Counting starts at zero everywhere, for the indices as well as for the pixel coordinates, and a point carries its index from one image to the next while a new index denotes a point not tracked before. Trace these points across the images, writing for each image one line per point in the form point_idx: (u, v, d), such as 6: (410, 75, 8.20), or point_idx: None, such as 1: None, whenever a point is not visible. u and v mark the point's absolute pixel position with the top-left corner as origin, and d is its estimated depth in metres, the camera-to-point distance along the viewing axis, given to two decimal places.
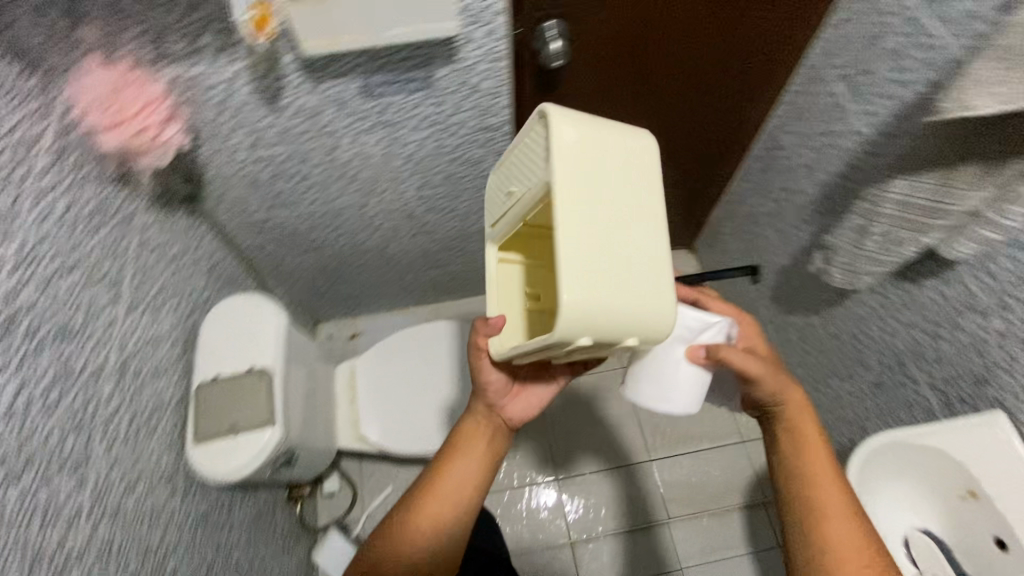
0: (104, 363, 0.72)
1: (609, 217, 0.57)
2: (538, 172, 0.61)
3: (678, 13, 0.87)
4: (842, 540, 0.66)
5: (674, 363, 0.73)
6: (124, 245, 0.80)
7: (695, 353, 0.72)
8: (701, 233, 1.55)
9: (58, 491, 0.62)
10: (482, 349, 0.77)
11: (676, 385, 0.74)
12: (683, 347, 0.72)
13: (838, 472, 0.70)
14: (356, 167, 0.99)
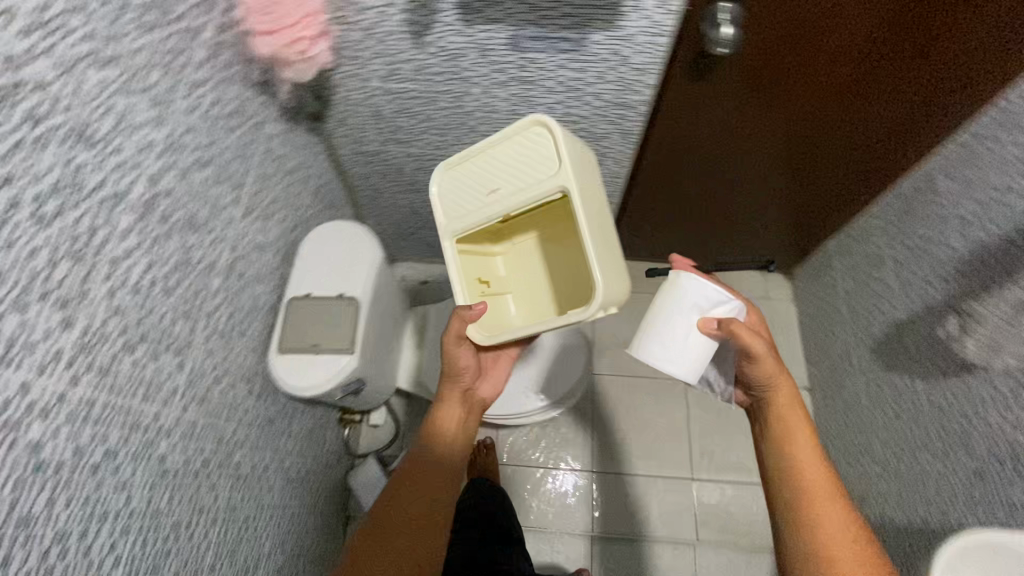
0: (217, 260, 0.75)
1: (597, 216, 0.79)
2: (526, 175, 0.79)
3: (863, 16, 0.77)
4: (830, 517, 0.76)
5: (685, 331, 0.86)
6: (252, 151, 0.82)
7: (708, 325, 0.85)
8: (806, 261, 1.45)
9: (162, 369, 0.66)
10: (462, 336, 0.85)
11: (684, 353, 0.87)
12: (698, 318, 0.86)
13: (816, 450, 0.83)
14: (478, 119, 0.96)
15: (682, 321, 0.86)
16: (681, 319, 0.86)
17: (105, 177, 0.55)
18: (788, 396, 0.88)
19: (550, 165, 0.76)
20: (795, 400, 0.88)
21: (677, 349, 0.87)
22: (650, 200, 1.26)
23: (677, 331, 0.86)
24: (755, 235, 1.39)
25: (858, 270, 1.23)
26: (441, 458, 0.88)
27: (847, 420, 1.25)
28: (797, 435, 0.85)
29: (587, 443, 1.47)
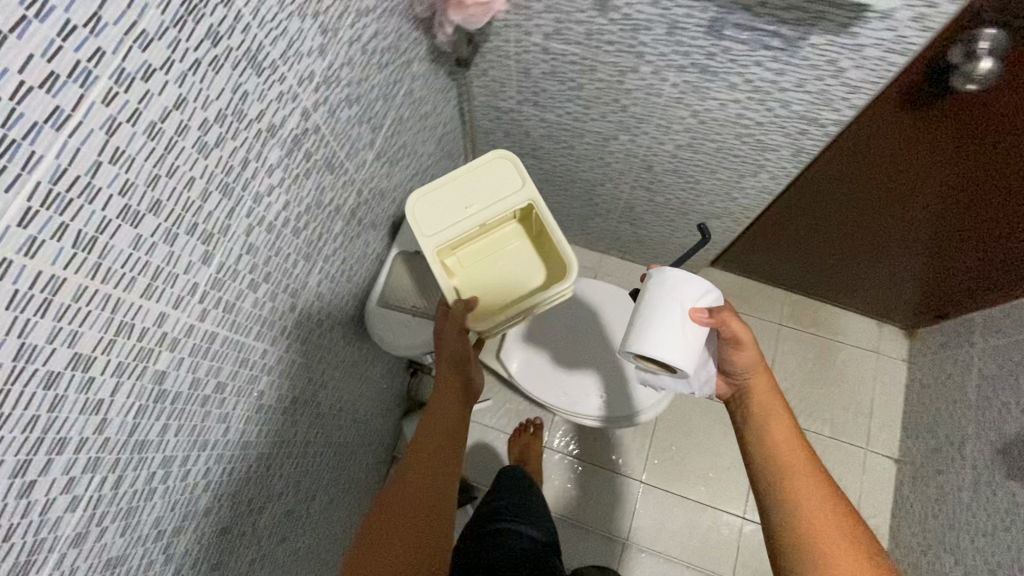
0: (343, 203, 0.72)
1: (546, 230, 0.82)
2: (491, 191, 0.79)
3: None
4: (808, 498, 0.63)
5: (671, 317, 0.65)
6: (395, 91, 0.76)
7: (702, 315, 0.65)
8: (932, 324, 1.32)
9: (278, 308, 0.64)
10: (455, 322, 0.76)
11: (683, 343, 0.65)
12: (688, 306, 0.65)
13: (801, 443, 0.68)
14: (634, 100, 0.86)
15: (668, 305, 0.65)
16: (667, 306, 0.65)
17: (265, 107, 0.51)
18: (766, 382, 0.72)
19: (513, 181, 0.80)
20: (768, 379, 0.72)
21: (676, 339, 0.64)
22: (782, 228, 1.17)
23: (667, 320, 0.65)
24: (885, 282, 1.26)
25: (1007, 354, 1.07)
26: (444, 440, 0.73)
27: (937, 510, 1.13)
28: (780, 424, 0.69)
29: (629, 447, 1.36)
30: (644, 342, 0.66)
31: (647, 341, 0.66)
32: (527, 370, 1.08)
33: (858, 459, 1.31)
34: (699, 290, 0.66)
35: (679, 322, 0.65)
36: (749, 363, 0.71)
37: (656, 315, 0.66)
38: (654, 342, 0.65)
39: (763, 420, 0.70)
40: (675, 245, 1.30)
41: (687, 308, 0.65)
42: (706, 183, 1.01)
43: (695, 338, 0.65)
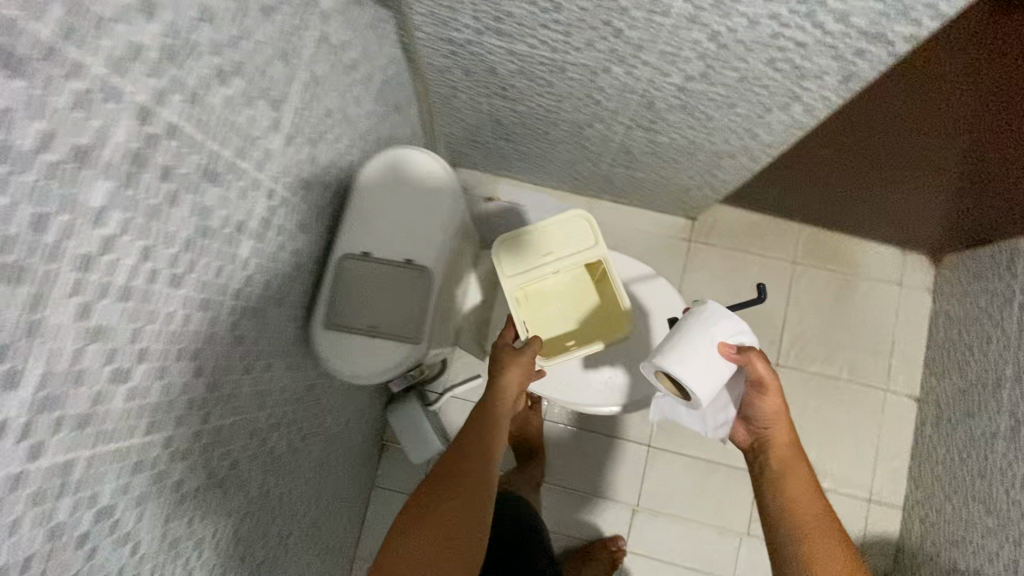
0: (248, 215, 0.52)
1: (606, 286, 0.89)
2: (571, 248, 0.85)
3: None
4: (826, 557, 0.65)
5: (702, 347, 0.65)
6: (299, 43, 0.54)
7: (730, 350, 0.67)
8: (965, 248, 1.18)
9: (176, 382, 0.47)
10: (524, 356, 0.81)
11: (713, 373, 0.66)
12: (718, 339, 0.66)
13: (819, 501, 0.70)
14: (632, 22, 0.63)
15: (701, 337, 0.65)
16: (698, 337, 0.65)
17: (55, 123, 0.31)
18: (786, 429, 0.75)
19: (584, 238, 0.83)
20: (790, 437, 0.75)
21: (698, 367, 0.64)
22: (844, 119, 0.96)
23: (697, 349, 0.65)
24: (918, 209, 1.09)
25: None
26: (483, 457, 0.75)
27: (965, 455, 1.06)
28: (796, 470, 0.73)
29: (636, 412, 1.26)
30: (666, 362, 0.65)
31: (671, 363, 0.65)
32: None
33: (877, 401, 1.23)
34: (732, 326, 0.67)
35: (706, 353, 0.65)
36: (771, 409, 0.74)
37: (685, 343, 0.66)
38: (676, 364, 0.64)
39: (779, 464, 0.74)
40: (678, 186, 1.11)
41: (718, 340, 0.66)
42: (722, 120, 0.81)
43: (717, 370, 0.66)
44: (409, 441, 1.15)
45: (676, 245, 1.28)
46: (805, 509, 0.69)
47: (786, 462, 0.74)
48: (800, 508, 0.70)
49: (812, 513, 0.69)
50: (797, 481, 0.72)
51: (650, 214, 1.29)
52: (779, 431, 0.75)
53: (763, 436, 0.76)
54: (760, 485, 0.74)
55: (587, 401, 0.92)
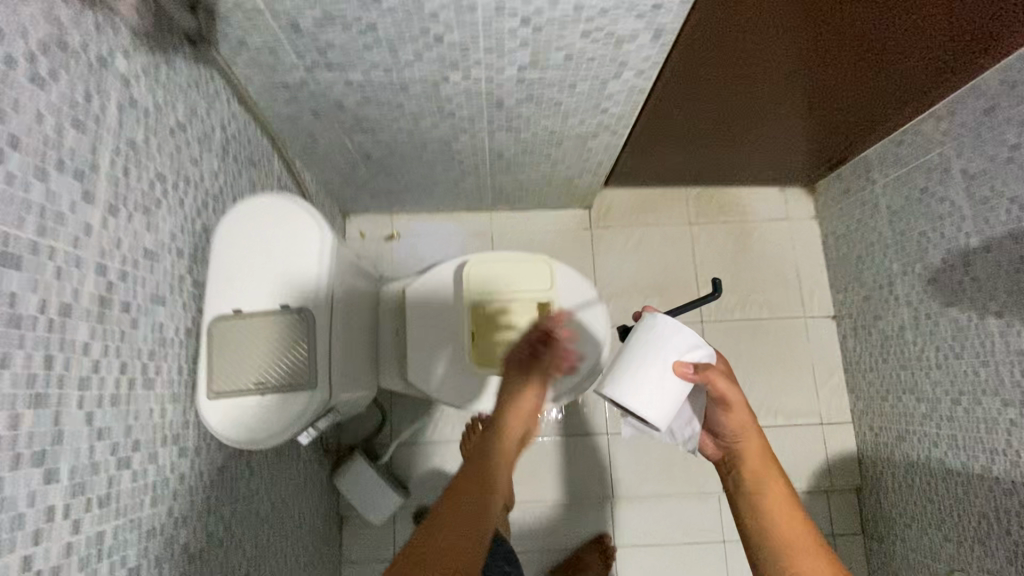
0: (76, 296, 0.48)
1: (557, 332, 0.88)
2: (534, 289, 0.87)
3: None
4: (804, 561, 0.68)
5: (657, 372, 0.67)
6: (99, 111, 0.51)
7: (686, 370, 0.67)
8: (830, 172, 1.27)
9: (15, 495, 0.42)
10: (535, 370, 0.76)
11: (666, 395, 0.67)
12: (673, 359, 0.67)
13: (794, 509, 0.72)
14: (446, 25, 0.65)
15: (652, 361, 0.67)
16: (651, 360, 0.67)
17: None
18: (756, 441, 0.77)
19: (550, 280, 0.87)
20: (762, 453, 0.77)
21: (649, 391, 0.67)
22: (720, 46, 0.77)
23: (649, 369, 0.67)
24: (776, 148, 1.17)
25: (913, 182, 1.02)
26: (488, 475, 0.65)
27: (885, 354, 1.12)
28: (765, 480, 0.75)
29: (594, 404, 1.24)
30: (617, 389, 0.68)
31: (623, 388, 0.68)
32: (449, 370, 0.89)
33: (801, 329, 1.28)
34: (685, 344, 0.67)
35: (660, 377, 0.67)
36: (737, 423, 0.76)
37: (638, 369, 0.67)
38: (628, 394, 0.67)
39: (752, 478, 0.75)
40: (561, 178, 1.14)
41: (671, 359, 0.66)
42: (568, 103, 0.84)
43: (671, 393, 0.68)
44: (359, 501, 1.09)
45: (580, 235, 1.31)
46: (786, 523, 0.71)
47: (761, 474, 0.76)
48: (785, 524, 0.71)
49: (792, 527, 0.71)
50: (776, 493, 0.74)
51: (547, 212, 1.32)
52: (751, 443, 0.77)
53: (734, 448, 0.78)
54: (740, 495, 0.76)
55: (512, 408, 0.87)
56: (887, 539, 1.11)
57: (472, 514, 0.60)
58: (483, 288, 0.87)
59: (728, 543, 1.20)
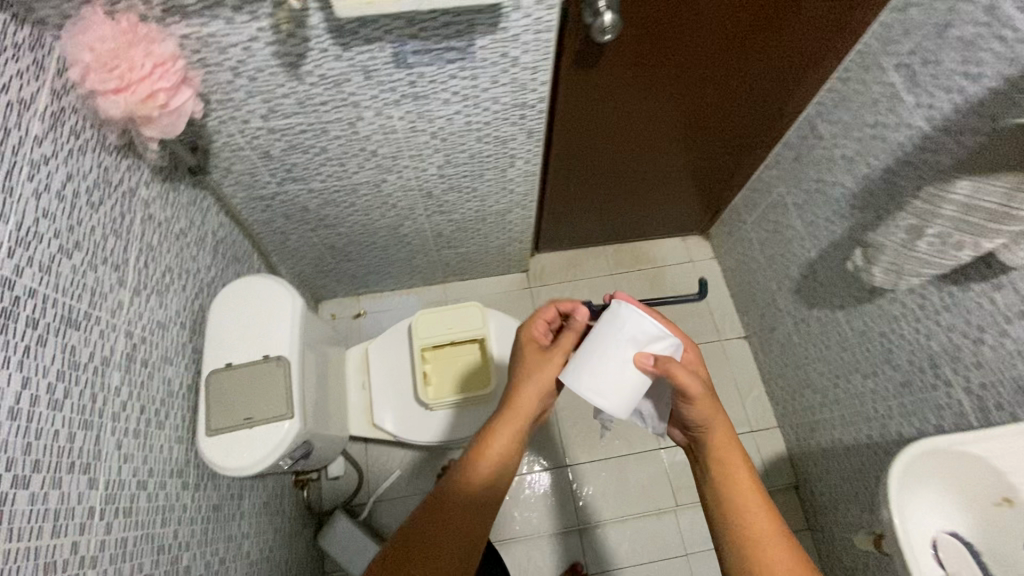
0: (111, 352, 0.66)
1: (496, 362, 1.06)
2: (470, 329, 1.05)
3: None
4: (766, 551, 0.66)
5: (613, 359, 0.68)
6: (130, 223, 0.73)
7: (646, 362, 0.67)
8: (715, 223, 1.54)
9: (69, 492, 0.57)
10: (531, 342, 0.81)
11: (620, 384, 0.68)
12: (632, 350, 0.68)
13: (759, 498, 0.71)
14: (377, 143, 0.91)
15: (610, 348, 0.68)
16: (609, 346, 0.68)
17: None
18: (724, 427, 0.76)
19: (483, 321, 1.05)
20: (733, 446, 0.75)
21: (607, 381, 0.68)
22: (580, 134, 1.06)
23: (607, 359, 0.68)
24: (664, 209, 1.44)
25: (766, 218, 1.29)
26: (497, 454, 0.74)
27: (785, 360, 1.32)
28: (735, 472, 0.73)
29: (555, 440, 1.39)
30: (573, 376, 0.70)
31: (580, 377, 0.69)
32: (412, 410, 1.05)
33: (720, 351, 1.48)
34: (647, 335, 0.68)
35: (618, 364, 0.68)
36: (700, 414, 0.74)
37: (595, 354, 0.69)
38: (580, 378, 0.69)
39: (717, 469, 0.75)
40: (495, 249, 1.38)
41: (631, 351, 0.67)
42: (482, 188, 1.10)
43: (629, 382, 0.68)
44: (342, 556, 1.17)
45: (522, 295, 1.53)
46: (746, 510, 0.70)
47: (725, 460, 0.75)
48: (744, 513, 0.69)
49: (756, 514, 0.69)
50: (739, 479, 0.73)
51: (491, 280, 1.54)
52: (717, 431, 0.75)
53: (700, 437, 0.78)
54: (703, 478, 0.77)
55: (455, 436, 1.04)
56: (825, 526, 1.23)
57: (479, 515, 0.71)
58: (429, 335, 1.04)
59: (689, 555, 1.30)
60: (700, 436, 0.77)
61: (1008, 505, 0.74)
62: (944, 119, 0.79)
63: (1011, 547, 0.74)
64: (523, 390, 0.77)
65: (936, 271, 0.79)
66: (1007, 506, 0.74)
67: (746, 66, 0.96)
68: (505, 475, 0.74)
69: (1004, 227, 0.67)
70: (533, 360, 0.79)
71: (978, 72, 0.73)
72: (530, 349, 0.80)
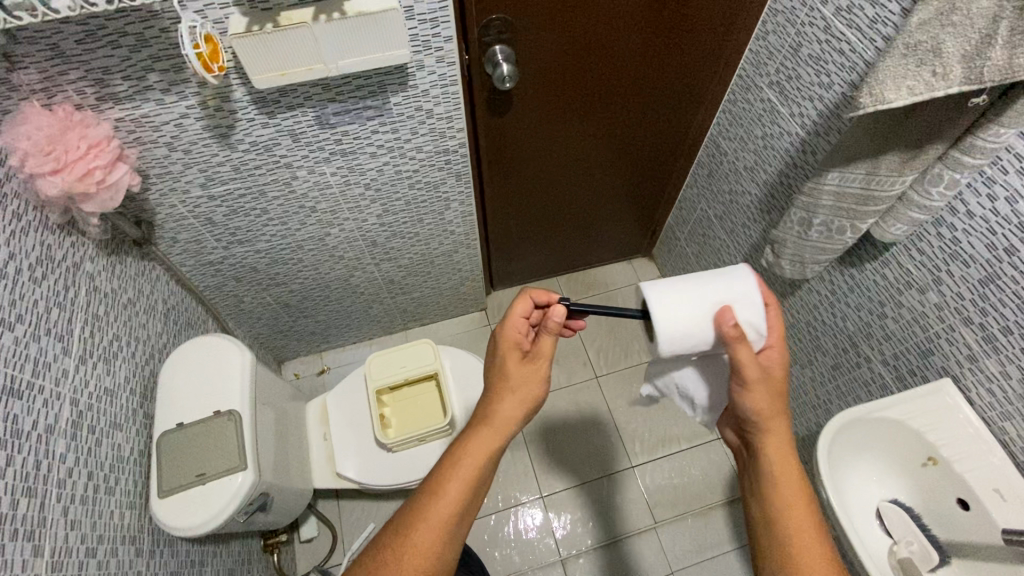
0: (57, 419, 0.68)
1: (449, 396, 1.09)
2: (422, 366, 1.08)
3: (599, 39, 0.91)
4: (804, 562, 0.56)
5: (699, 299, 0.61)
6: (74, 295, 0.76)
7: (727, 320, 0.60)
8: (655, 243, 1.64)
9: (11, 560, 0.57)
10: (514, 353, 0.70)
11: (687, 320, 0.60)
12: (721, 300, 0.61)
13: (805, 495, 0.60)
14: (314, 199, 0.97)
15: (702, 288, 0.62)
16: (701, 286, 0.62)
17: None
18: (782, 434, 0.63)
19: (434, 357, 1.09)
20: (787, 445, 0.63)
21: (676, 304, 0.60)
22: (507, 175, 1.15)
23: (694, 292, 0.61)
24: (606, 236, 1.53)
25: (696, 233, 1.38)
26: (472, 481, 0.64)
27: None
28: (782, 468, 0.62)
29: (532, 470, 1.40)
30: (651, 288, 0.62)
31: (655, 290, 0.61)
32: (375, 454, 1.06)
33: None
34: (743, 298, 0.62)
35: (700, 302, 0.61)
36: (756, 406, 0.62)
37: (683, 284, 0.62)
38: (657, 290, 0.61)
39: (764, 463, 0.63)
40: (448, 290, 1.44)
41: (720, 299, 0.61)
42: (423, 232, 1.17)
43: (696, 323, 0.60)
44: None
45: (481, 333, 1.57)
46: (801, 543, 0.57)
47: (779, 479, 0.61)
48: (797, 547, 0.57)
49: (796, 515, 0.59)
50: (793, 501, 0.60)
51: (450, 322, 1.59)
52: (772, 437, 0.63)
53: (754, 442, 0.64)
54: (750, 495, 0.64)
55: (418, 475, 1.04)
56: None
57: (445, 547, 0.62)
58: (383, 376, 1.07)
59: (676, 572, 1.28)
60: (754, 440, 0.64)
61: (932, 465, 0.77)
62: (813, 124, 0.89)
63: (945, 507, 0.77)
64: (502, 402, 0.68)
65: (830, 256, 0.87)
66: (932, 465, 0.77)
67: (644, 98, 1.07)
68: (478, 496, 0.66)
69: (870, 208, 0.75)
70: (516, 371, 0.69)
71: (829, 81, 0.84)
72: (511, 356, 0.70)
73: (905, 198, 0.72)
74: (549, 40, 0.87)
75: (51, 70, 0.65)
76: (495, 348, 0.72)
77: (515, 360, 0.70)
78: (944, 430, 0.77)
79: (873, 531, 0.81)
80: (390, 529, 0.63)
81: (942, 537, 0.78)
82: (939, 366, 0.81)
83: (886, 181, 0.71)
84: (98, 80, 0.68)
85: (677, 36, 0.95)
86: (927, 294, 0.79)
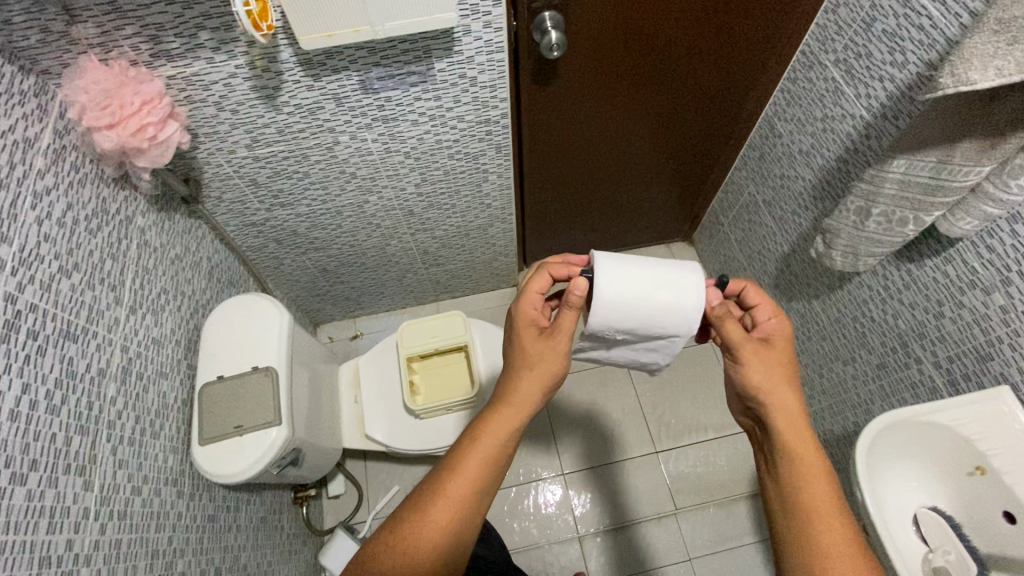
0: (108, 364, 0.72)
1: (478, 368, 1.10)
2: (452, 337, 1.09)
3: (654, 8, 0.86)
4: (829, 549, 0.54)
5: (640, 285, 0.62)
6: (126, 248, 0.79)
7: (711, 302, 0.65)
8: (696, 228, 1.59)
9: (64, 492, 0.61)
10: (531, 327, 0.68)
11: (621, 300, 0.62)
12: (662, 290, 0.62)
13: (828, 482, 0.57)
14: (355, 165, 0.98)
15: (649, 275, 0.63)
16: (649, 273, 0.63)
17: None
18: (792, 416, 0.60)
19: (463, 329, 1.09)
20: (803, 427, 0.60)
21: (618, 283, 0.62)
22: (548, 149, 1.12)
23: (639, 277, 0.63)
24: (646, 218, 1.49)
25: (740, 218, 1.33)
26: (490, 459, 0.65)
27: None
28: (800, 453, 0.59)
29: (554, 447, 1.41)
30: (606, 260, 0.64)
31: (608, 265, 0.63)
32: (403, 420, 1.09)
33: (710, 355, 1.51)
34: (687, 294, 0.63)
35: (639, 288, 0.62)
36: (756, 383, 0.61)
37: (634, 265, 0.64)
38: (608, 264, 0.63)
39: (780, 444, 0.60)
40: (482, 264, 1.43)
41: (660, 289, 0.62)
42: (461, 204, 1.16)
43: (627, 304, 0.62)
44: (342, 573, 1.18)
45: None
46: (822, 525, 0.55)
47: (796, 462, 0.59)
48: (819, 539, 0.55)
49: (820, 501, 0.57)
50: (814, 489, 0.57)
51: (482, 295, 1.59)
52: (780, 412, 0.61)
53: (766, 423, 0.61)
54: (766, 482, 0.62)
55: (443, 443, 1.06)
56: None
57: (465, 520, 0.63)
58: (415, 344, 1.08)
59: (694, 559, 1.28)
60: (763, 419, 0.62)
61: (980, 475, 0.73)
62: (880, 107, 0.84)
63: (990, 519, 0.73)
64: (523, 380, 0.66)
65: (887, 250, 0.82)
66: (980, 475, 0.73)
67: (695, 73, 1.01)
68: (497, 471, 0.66)
69: (937, 199, 0.70)
70: (533, 346, 0.67)
71: (903, 59, 0.78)
72: (528, 332, 0.68)
73: (980, 189, 0.66)
74: (602, 7, 0.83)
75: (108, 25, 0.66)
76: (512, 324, 0.69)
77: (531, 336, 0.67)
78: (996, 438, 0.72)
79: (907, 535, 0.77)
80: (411, 500, 0.64)
81: (982, 548, 0.74)
82: (997, 372, 0.76)
83: (959, 170, 0.65)
84: (151, 37, 0.69)
85: (736, 7, 0.89)
86: (992, 295, 0.74)
